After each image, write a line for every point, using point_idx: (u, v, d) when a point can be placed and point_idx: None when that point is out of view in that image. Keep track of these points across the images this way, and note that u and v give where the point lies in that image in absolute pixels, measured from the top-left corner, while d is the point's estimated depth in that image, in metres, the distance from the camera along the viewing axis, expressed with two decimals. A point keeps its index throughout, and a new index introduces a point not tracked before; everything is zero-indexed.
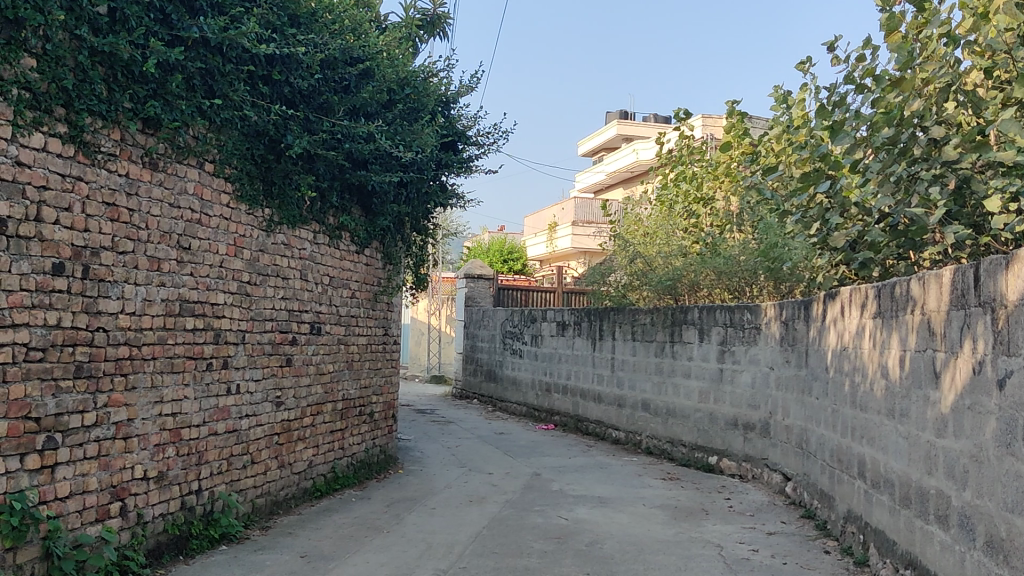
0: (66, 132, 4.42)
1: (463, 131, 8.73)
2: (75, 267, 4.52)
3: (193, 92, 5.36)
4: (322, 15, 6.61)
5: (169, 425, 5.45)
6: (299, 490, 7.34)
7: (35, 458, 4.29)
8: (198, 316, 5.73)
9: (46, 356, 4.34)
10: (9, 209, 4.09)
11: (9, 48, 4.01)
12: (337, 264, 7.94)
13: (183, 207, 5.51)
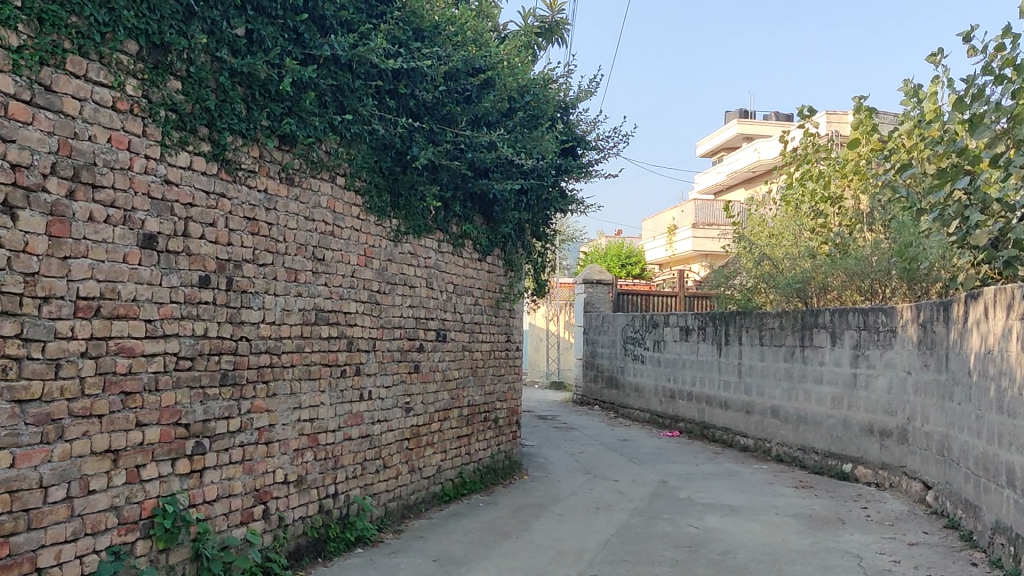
0: (210, 150, 4.63)
1: (582, 137, 8.74)
2: (220, 280, 4.72)
3: (325, 108, 5.54)
4: (445, 27, 6.70)
5: (307, 430, 5.62)
6: (429, 495, 7.47)
7: (185, 462, 4.48)
8: (332, 325, 5.90)
9: (195, 364, 4.53)
10: (159, 225, 4.28)
11: (155, 72, 4.22)
12: (461, 271, 8.05)
13: (317, 219, 5.68)
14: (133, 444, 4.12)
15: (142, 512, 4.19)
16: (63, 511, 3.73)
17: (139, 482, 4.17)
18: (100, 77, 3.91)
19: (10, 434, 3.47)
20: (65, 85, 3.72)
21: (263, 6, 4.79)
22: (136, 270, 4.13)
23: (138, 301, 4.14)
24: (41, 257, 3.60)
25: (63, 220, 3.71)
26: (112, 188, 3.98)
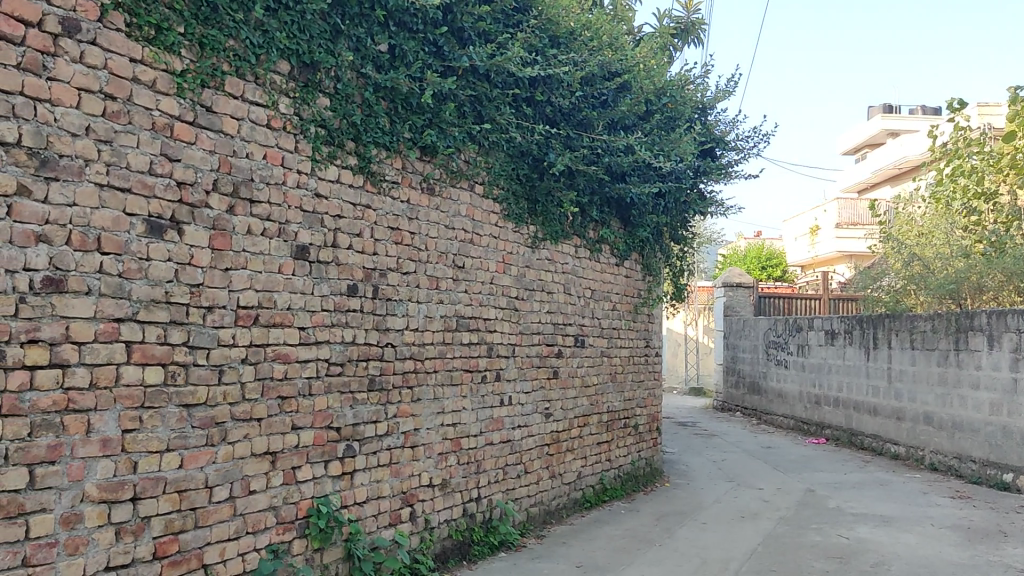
0: (356, 163, 4.78)
1: (721, 137, 8.60)
2: (367, 288, 4.87)
3: (464, 118, 5.65)
4: (580, 33, 6.71)
5: (450, 435, 5.73)
6: (570, 500, 7.51)
7: (337, 465, 4.65)
8: (473, 331, 6.00)
9: (344, 370, 4.70)
10: (311, 236, 4.45)
11: (305, 89, 4.40)
12: (599, 276, 8.05)
13: (457, 228, 5.80)
14: (289, 447, 4.30)
15: (298, 512, 4.37)
16: (226, 511, 3.92)
17: (295, 483, 4.35)
18: (256, 97, 4.10)
19: (179, 436, 3.67)
20: (223, 106, 3.92)
21: (406, 21, 4.91)
22: (289, 280, 4.30)
23: (292, 310, 4.32)
24: (205, 269, 3.80)
25: (224, 234, 3.90)
26: (268, 202, 4.16)
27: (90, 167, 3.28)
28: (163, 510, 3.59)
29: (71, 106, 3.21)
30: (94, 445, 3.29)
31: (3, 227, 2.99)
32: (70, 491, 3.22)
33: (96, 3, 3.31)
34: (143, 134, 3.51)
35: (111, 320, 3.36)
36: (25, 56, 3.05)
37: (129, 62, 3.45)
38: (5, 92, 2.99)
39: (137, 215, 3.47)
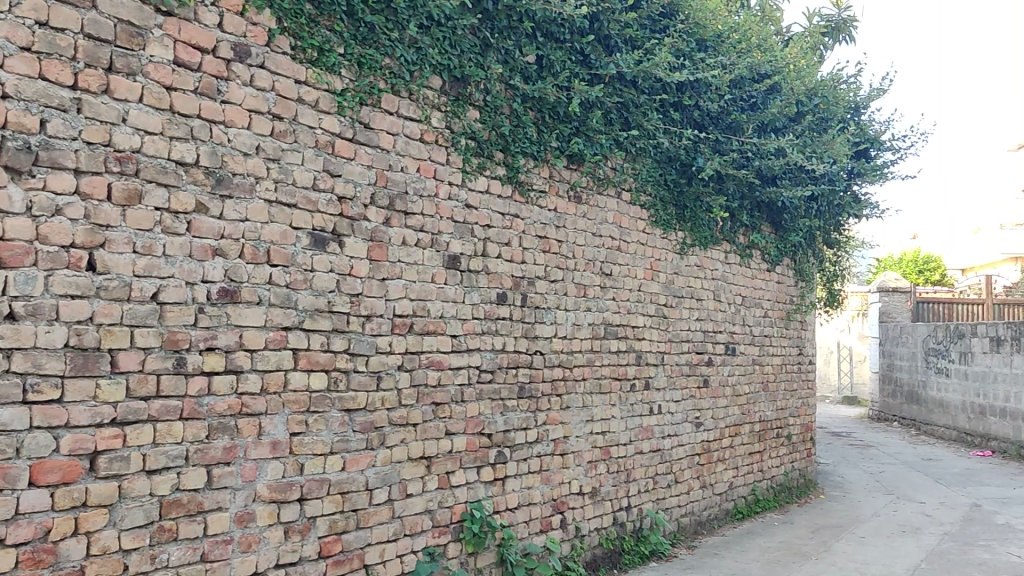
0: (505, 173, 4.84)
1: (876, 137, 8.32)
2: (516, 296, 4.92)
3: (611, 126, 5.67)
4: (728, 36, 6.63)
5: (599, 443, 5.74)
6: (721, 511, 7.39)
7: (489, 471, 4.72)
8: (621, 339, 6.00)
9: (495, 377, 4.76)
10: (462, 246, 4.53)
11: (457, 103, 4.49)
12: (750, 282, 7.90)
13: (605, 235, 5.80)
14: (443, 452, 4.40)
15: (452, 517, 4.46)
16: (385, 513, 4.05)
17: (450, 487, 4.45)
18: (410, 112, 4.22)
19: (341, 440, 3.82)
20: (380, 122, 4.05)
21: (553, 31, 4.95)
22: (442, 289, 4.40)
23: (444, 318, 4.41)
24: (364, 279, 3.94)
25: (381, 245, 4.03)
26: (421, 214, 4.27)
27: (259, 184, 3.45)
28: (327, 511, 3.75)
29: (243, 127, 3.40)
30: (265, 447, 3.47)
31: (185, 242, 3.18)
32: (244, 491, 3.39)
33: (264, 29, 3.49)
34: (307, 151, 3.67)
35: (279, 328, 3.53)
36: (201, 81, 3.25)
37: (294, 83, 3.62)
38: (184, 116, 3.18)
39: (302, 229, 3.64)
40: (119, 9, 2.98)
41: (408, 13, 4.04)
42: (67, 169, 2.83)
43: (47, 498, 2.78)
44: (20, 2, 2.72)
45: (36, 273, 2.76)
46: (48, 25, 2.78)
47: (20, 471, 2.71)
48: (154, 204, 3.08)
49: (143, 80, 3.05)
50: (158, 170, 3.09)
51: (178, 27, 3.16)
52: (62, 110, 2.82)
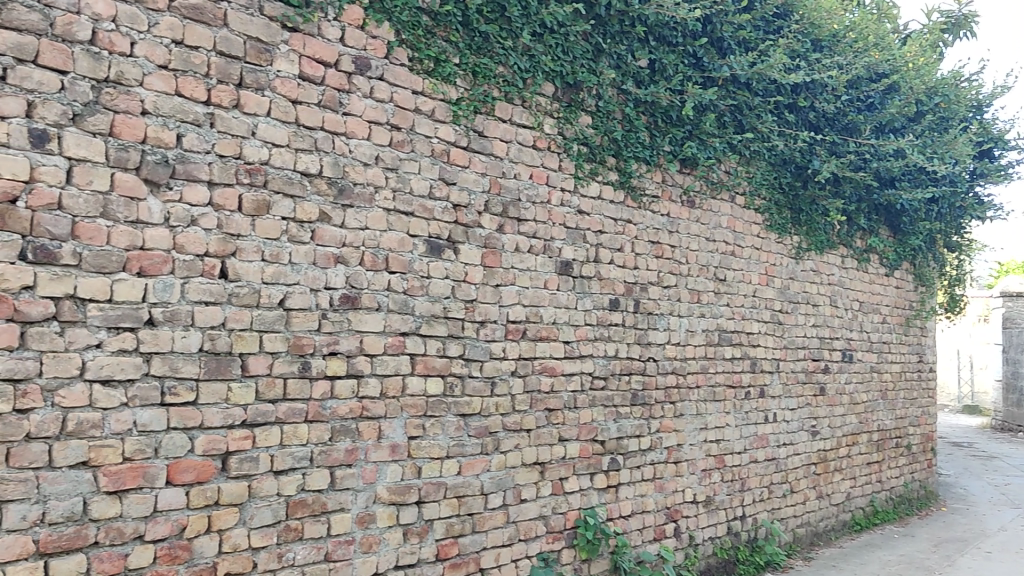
0: (618, 179, 4.81)
1: (1000, 136, 7.99)
2: (628, 302, 4.89)
3: (724, 129, 5.59)
4: (843, 35, 6.47)
5: (713, 451, 5.66)
6: (839, 522, 7.20)
7: (603, 477, 4.71)
8: (735, 345, 5.91)
9: (608, 384, 4.74)
10: (574, 251, 4.52)
11: (569, 109, 4.48)
12: (868, 287, 7.69)
13: (719, 240, 5.72)
14: (557, 458, 4.40)
15: (566, 523, 4.46)
16: (500, 517, 4.08)
17: (564, 494, 4.45)
18: (524, 119, 4.23)
19: (457, 444, 3.86)
20: (494, 130, 4.07)
21: (666, 35, 4.91)
22: (555, 295, 4.39)
23: (557, 324, 4.41)
24: (478, 286, 3.97)
25: (495, 251, 4.05)
26: (534, 220, 4.28)
27: (378, 193, 3.53)
28: (444, 514, 3.80)
29: (363, 137, 3.48)
30: (384, 450, 3.54)
31: (309, 250, 3.28)
32: (365, 493, 3.47)
33: (383, 41, 3.56)
34: (424, 160, 3.73)
35: (396, 334, 3.60)
36: (324, 94, 3.34)
37: (412, 93, 3.68)
38: (308, 128, 3.28)
39: (419, 236, 3.70)
40: (249, 26, 3.10)
41: (522, 21, 4.05)
42: (201, 181, 2.96)
43: (183, 496, 2.90)
44: (158, 23, 2.85)
45: (173, 281, 2.88)
46: (184, 44, 2.91)
47: (158, 470, 2.84)
48: (280, 214, 3.19)
49: (270, 94, 3.16)
50: (284, 181, 3.20)
51: (303, 42, 3.27)
52: (197, 124, 2.95)
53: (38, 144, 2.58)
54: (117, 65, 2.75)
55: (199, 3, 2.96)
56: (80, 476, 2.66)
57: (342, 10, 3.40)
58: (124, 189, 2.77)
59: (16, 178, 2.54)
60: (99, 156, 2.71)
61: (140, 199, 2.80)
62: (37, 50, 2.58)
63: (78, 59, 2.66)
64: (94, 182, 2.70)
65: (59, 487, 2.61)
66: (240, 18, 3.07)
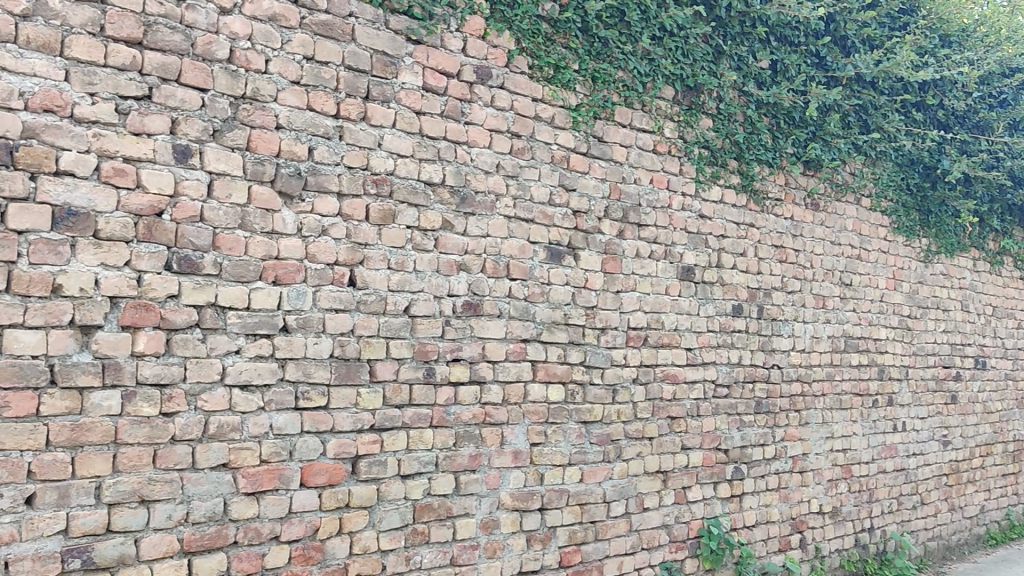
0: (739, 182, 4.72)
1: None
2: (751, 308, 4.80)
3: (849, 129, 5.44)
4: (974, 29, 6.20)
5: (840, 461, 5.51)
6: (972, 536, 6.90)
7: (726, 487, 4.63)
8: (863, 352, 5.74)
9: (731, 392, 4.66)
10: (696, 257, 4.46)
11: (690, 112, 4.41)
12: (1002, 291, 7.36)
13: (844, 243, 5.57)
14: (680, 466, 4.35)
15: (689, 532, 4.40)
16: (623, 526, 4.06)
17: (687, 503, 4.40)
18: (643, 124, 4.19)
19: (579, 452, 3.86)
20: (614, 135, 4.05)
21: (787, 35, 4.81)
22: (676, 301, 4.34)
23: (679, 331, 4.36)
24: (599, 292, 3.95)
25: (616, 257, 4.03)
26: (655, 225, 4.24)
27: (500, 201, 3.56)
28: (567, 521, 3.80)
29: (484, 145, 3.52)
30: (507, 456, 3.56)
31: (433, 258, 3.33)
32: (489, 498, 3.50)
33: (504, 50, 3.59)
34: (544, 167, 3.74)
35: (518, 340, 3.62)
36: (447, 104, 3.39)
37: (532, 101, 3.70)
38: (432, 138, 3.34)
39: (540, 243, 3.71)
40: (375, 40, 3.17)
41: (641, 25, 4.02)
42: (331, 192, 3.04)
43: (316, 499, 2.99)
44: (290, 39, 2.94)
45: (306, 289, 2.97)
46: (315, 59, 3.01)
47: (292, 473, 2.93)
48: (406, 222, 3.25)
49: (395, 106, 3.23)
50: (409, 191, 3.26)
51: (426, 53, 3.32)
52: (327, 137, 3.03)
53: (182, 159, 2.70)
54: (253, 82, 2.85)
55: (329, 19, 3.04)
56: (221, 477, 2.77)
57: (464, 20, 3.44)
58: (260, 201, 2.87)
59: (162, 193, 2.66)
60: (237, 170, 2.82)
61: (274, 210, 2.90)
62: (180, 70, 2.70)
63: (217, 77, 2.77)
64: (233, 195, 2.81)
65: (201, 487, 2.73)
66: (367, 32, 3.15)
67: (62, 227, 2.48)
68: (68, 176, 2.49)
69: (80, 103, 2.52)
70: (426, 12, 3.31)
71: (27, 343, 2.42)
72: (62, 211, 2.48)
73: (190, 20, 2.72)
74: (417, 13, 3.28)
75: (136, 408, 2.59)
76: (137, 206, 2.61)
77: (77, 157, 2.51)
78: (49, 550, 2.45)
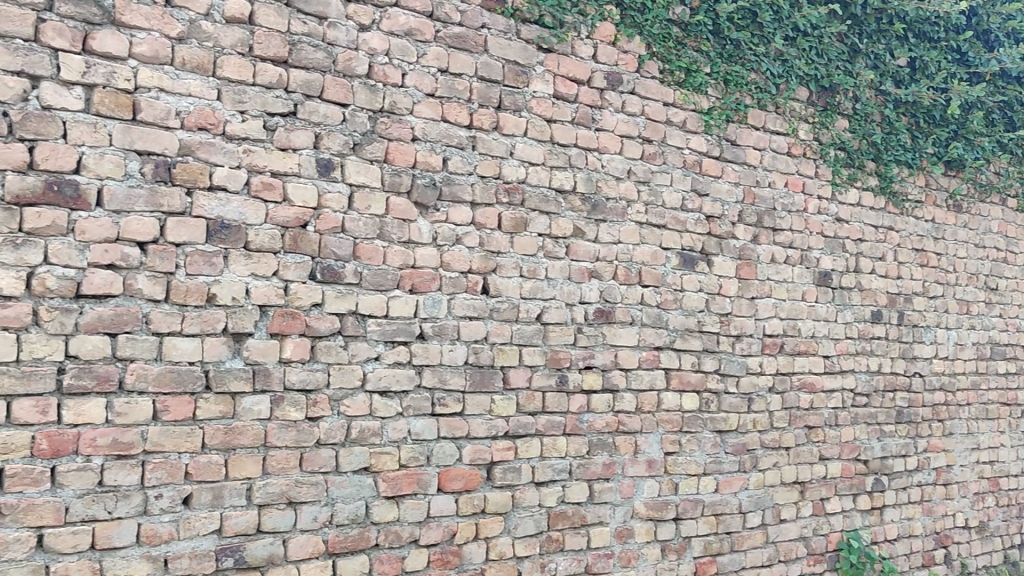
0: (877, 184, 4.58)
1: None
2: (891, 314, 4.64)
3: (993, 126, 5.15)
4: None
5: (987, 474, 5.26)
6: None
7: (866, 499, 4.48)
8: (1010, 359, 5.47)
9: (871, 401, 4.52)
10: (833, 262, 4.33)
11: (825, 113, 4.31)
12: None
13: (989, 246, 5.31)
14: (818, 477, 4.24)
15: (828, 545, 4.28)
16: (760, 537, 3.97)
17: (825, 515, 4.28)
18: (777, 126, 4.11)
19: (714, 462, 3.79)
20: (747, 138, 3.98)
21: (927, 31, 4.59)
22: (813, 307, 4.24)
23: (817, 338, 4.25)
24: (733, 299, 3.89)
25: (750, 263, 3.96)
26: (791, 230, 4.14)
27: (631, 207, 3.54)
28: (702, 532, 3.75)
29: (615, 152, 3.51)
30: (642, 465, 3.54)
31: (565, 265, 3.34)
32: (623, 507, 3.49)
33: (635, 55, 3.58)
34: (676, 172, 3.71)
35: (651, 348, 3.59)
36: (578, 111, 3.40)
37: (663, 106, 3.67)
38: (563, 146, 3.35)
39: (672, 249, 3.68)
40: (507, 50, 3.21)
41: (774, 26, 3.93)
42: (465, 202, 3.09)
43: (453, 504, 3.03)
44: (425, 53, 3.01)
45: (441, 297, 3.02)
46: (449, 71, 3.06)
47: (430, 478, 2.98)
48: (538, 230, 3.27)
49: (527, 115, 3.26)
50: (541, 199, 3.28)
51: (557, 62, 3.34)
52: (460, 147, 3.08)
53: (324, 172, 2.79)
54: (390, 96, 2.92)
55: (462, 31, 3.09)
56: (362, 481, 2.85)
57: (595, 27, 3.45)
58: (397, 212, 2.93)
59: (306, 206, 2.75)
60: (375, 181, 2.89)
61: (411, 220, 2.96)
62: (323, 86, 2.79)
63: (357, 92, 2.86)
64: (372, 206, 2.88)
65: (344, 490, 2.81)
66: (499, 43, 3.18)
67: (216, 239, 2.59)
68: (221, 191, 2.61)
69: (231, 120, 2.63)
70: (557, 20, 3.32)
71: (185, 350, 2.54)
72: (216, 224, 2.59)
73: (331, 37, 2.81)
74: (548, 22, 3.30)
75: (284, 413, 2.69)
76: (283, 219, 2.71)
77: (228, 173, 2.62)
78: (205, 549, 2.57)
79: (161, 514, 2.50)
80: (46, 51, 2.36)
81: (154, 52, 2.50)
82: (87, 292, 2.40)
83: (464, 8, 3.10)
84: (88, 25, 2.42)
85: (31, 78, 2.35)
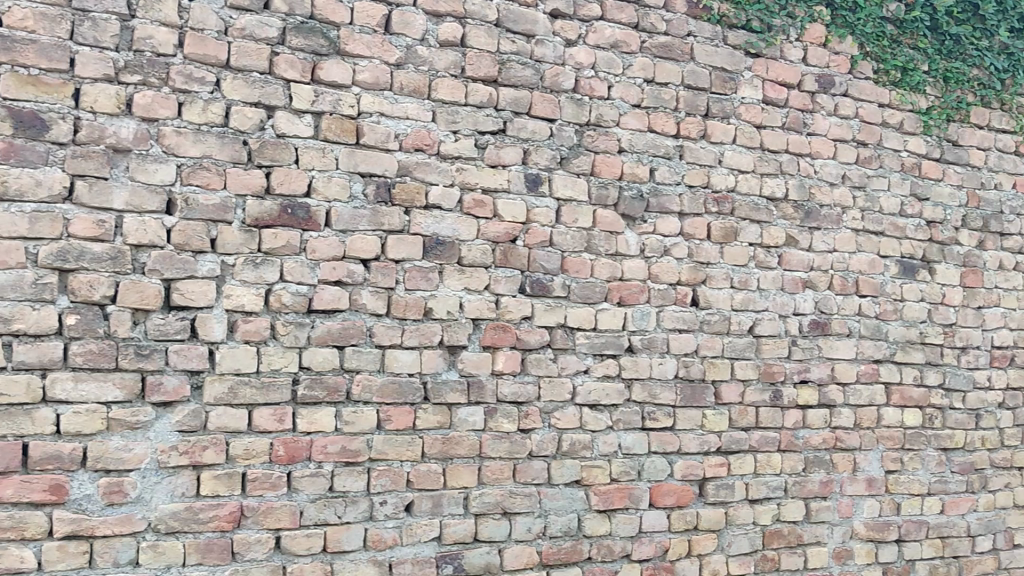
0: None
1: None
2: None
3: None
4: None
5: None
6: None
7: None
8: None
9: None
10: None
11: None
12: None
13: None
14: None
15: None
16: (991, 563, 3.71)
17: None
18: (1003, 124, 3.81)
19: (940, 482, 3.58)
20: (970, 138, 3.74)
21: None
22: None
23: None
24: (958, 308, 3.67)
25: (977, 270, 3.72)
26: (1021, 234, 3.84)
27: (846, 214, 3.41)
28: (927, 555, 3.55)
29: (829, 157, 3.39)
30: (861, 484, 3.39)
31: (778, 275, 3.25)
32: (841, 527, 3.35)
33: (847, 56, 3.45)
34: (894, 175, 3.54)
35: (870, 361, 3.44)
36: (788, 116, 3.31)
37: (878, 107, 3.52)
38: (774, 152, 3.27)
39: (891, 257, 3.51)
40: (714, 56, 3.17)
41: (997, 17, 3.65)
42: (672, 212, 3.06)
43: (665, 519, 3.01)
44: (632, 64, 3.01)
45: (650, 309, 3.01)
46: (656, 81, 3.05)
47: (641, 493, 2.97)
48: (748, 240, 3.20)
49: (735, 121, 3.20)
50: (751, 207, 3.21)
51: (766, 66, 3.27)
52: (667, 157, 3.06)
53: (533, 187, 2.84)
54: (597, 109, 2.94)
55: (668, 40, 3.08)
56: (575, 494, 2.87)
57: (804, 29, 3.35)
58: (605, 225, 2.94)
59: (516, 220, 2.80)
60: (582, 195, 2.91)
61: (618, 232, 2.97)
62: (531, 102, 2.84)
63: (564, 106, 2.89)
64: (579, 219, 2.90)
65: (557, 502, 2.83)
66: (706, 50, 3.15)
67: (432, 255, 2.68)
68: (436, 209, 2.70)
69: (445, 140, 2.72)
70: (766, 23, 3.25)
71: (405, 362, 2.64)
72: (432, 241, 2.68)
73: (539, 54, 2.86)
74: (756, 26, 3.23)
75: (497, 424, 2.75)
76: (494, 234, 2.77)
77: (443, 191, 2.71)
78: (427, 555, 2.66)
79: (386, 520, 2.60)
80: (280, 82, 2.52)
81: (376, 79, 2.63)
82: (318, 307, 2.54)
83: (669, 17, 3.08)
84: (317, 56, 2.57)
85: (267, 108, 2.51)
